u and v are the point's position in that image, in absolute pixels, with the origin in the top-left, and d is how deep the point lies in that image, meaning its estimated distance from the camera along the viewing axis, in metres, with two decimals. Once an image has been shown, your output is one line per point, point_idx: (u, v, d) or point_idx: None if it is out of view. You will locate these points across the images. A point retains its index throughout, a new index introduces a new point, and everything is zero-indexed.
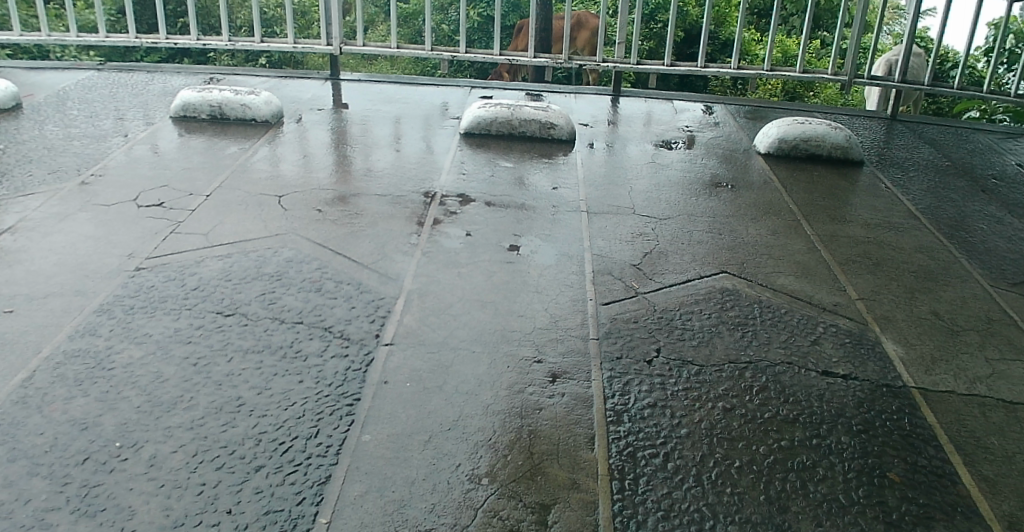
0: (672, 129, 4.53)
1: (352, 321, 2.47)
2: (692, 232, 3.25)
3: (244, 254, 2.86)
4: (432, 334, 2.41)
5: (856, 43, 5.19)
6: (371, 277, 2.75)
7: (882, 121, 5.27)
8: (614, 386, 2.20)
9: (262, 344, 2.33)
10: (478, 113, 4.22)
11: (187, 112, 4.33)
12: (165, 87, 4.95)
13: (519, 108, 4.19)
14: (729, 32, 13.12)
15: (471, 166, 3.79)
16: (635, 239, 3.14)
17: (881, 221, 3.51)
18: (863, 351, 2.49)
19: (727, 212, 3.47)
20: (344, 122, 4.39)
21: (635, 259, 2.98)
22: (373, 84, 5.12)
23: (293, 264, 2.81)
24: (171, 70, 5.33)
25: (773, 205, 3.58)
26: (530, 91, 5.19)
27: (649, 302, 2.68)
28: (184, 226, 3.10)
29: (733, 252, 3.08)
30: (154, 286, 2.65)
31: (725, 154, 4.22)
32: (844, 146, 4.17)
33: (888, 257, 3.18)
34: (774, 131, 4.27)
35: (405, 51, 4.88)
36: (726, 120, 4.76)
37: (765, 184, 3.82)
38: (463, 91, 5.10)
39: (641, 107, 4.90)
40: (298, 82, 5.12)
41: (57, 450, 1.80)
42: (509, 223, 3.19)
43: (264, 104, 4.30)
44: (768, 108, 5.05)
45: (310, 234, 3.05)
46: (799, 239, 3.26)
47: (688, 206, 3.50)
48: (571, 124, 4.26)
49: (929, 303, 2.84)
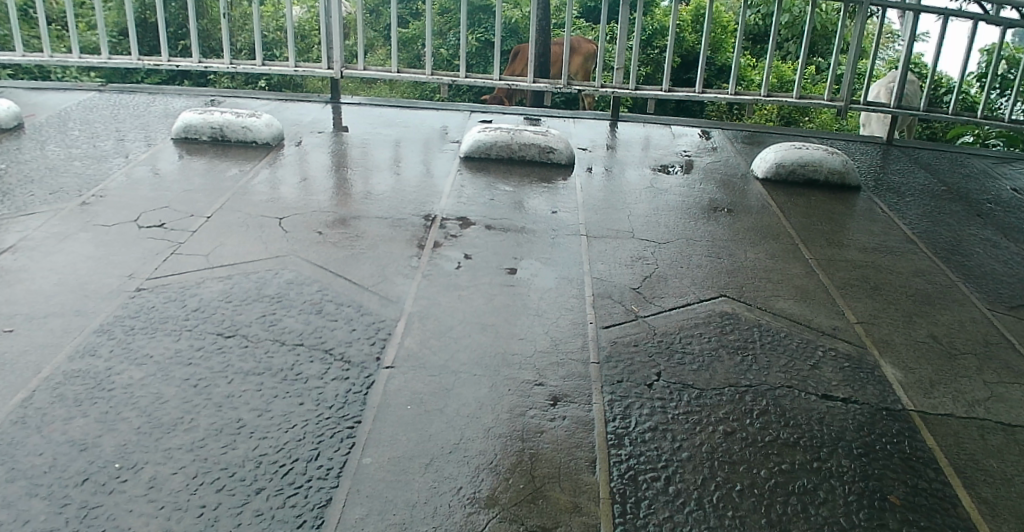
0: (670, 154, 4.55)
1: (353, 343, 2.48)
2: (692, 255, 3.25)
3: (244, 276, 2.87)
4: (432, 358, 2.41)
5: (852, 69, 5.23)
6: (371, 299, 2.75)
7: (878, 146, 5.32)
8: (615, 409, 2.20)
9: (262, 366, 2.33)
10: (478, 137, 4.24)
11: (188, 133, 4.33)
12: (167, 109, 4.96)
13: (518, 132, 4.22)
14: (725, 59, 13.28)
15: (471, 190, 3.80)
16: (634, 263, 3.15)
17: (878, 245, 3.54)
18: (862, 375, 2.50)
19: (725, 236, 3.47)
20: (345, 145, 4.42)
21: (635, 282, 2.98)
22: (373, 107, 5.13)
23: (294, 286, 2.80)
24: (173, 92, 5.33)
25: (770, 230, 3.58)
26: (530, 115, 5.20)
27: (649, 326, 2.68)
28: (185, 247, 3.11)
29: (732, 276, 3.09)
30: (154, 307, 2.66)
31: (722, 179, 4.23)
32: (842, 171, 4.18)
33: (886, 280, 3.20)
34: (772, 156, 4.28)
35: (405, 75, 4.90)
36: (724, 145, 4.80)
37: (763, 208, 3.83)
38: (463, 115, 5.13)
39: (640, 132, 4.93)
40: (299, 105, 5.12)
41: (56, 470, 1.79)
42: (509, 246, 3.19)
43: (264, 126, 4.32)
44: (766, 133, 5.09)
45: (311, 256, 3.04)
46: (797, 262, 3.28)
47: (687, 230, 3.50)
48: (570, 149, 4.28)
49: (927, 326, 2.86)
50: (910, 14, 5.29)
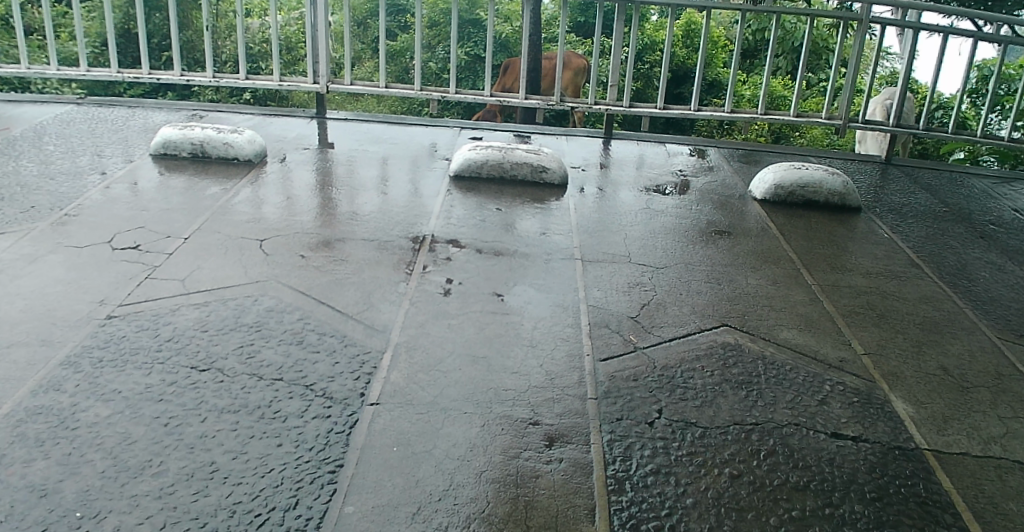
0: (665, 174, 4.32)
1: (336, 378, 2.32)
2: (691, 281, 3.08)
3: (222, 302, 2.71)
4: (421, 394, 2.27)
5: (850, 86, 5.15)
6: (356, 329, 2.58)
7: (876, 165, 5.24)
8: (615, 450, 2.07)
9: (238, 403, 2.19)
10: (468, 155, 4.01)
11: (167, 149, 4.10)
12: (147, 122, 4.76)
13: (511, 151, 3.98)
14: (716, 74, 13.22)
15: (462, 210, 3.63)
16: (632, 290, 2.98)
17: (881, 270, 3.44)
18: (872, 411, 2.38)
19: (724, 261, 3.30)
20: (331, 164, 4.27)
21: (632, 311, 2.83)
22: (361, 123, 4.96)
23: (274, 314, 2.64)
24: (153, 105, 5.06)
25: (771, 253, 3.42)
26: (520, 132, 4.99)
27: (649, 358, 2.54)
28: (161, 270, 2.94)
29: (734, 303, 2.95)
30: (125, 338, 2.50)
31: (719, 198, 4.04)
32: (842, 192, 4.05)
33: (892, 308, 3.10)
34: (770, 177, 4.12)
35: (394, 90, 4.74)
36: (719, 164, 4.57)
37: (762, 231, 3.67)
38: (452, 131, 4.93)
39: (633, 150, 4.71)
40: (283, 120, 4.90)
41: (10, 520, 1.63)
42: (502, 271, 3.04)
43: (247, 142, 4.12)
44: (761, 152, 4.89)
45: (292, 280, 2.88)
46: (801, 287, 3.16)
47: (685, 255, 3.32)
48: (563, 168, 4.05)
49: (936, 357, 2.76)
50: (909, 32, 5.21)
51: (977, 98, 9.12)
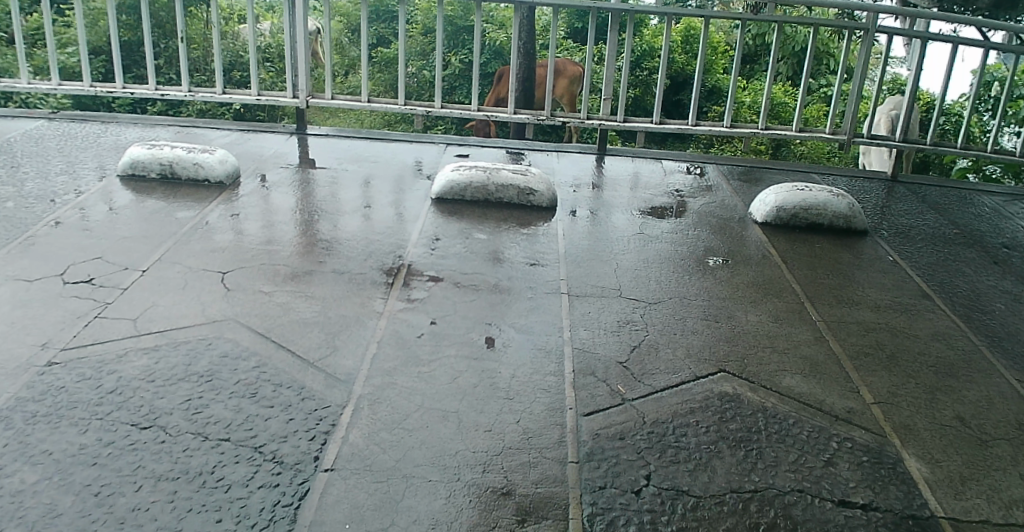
0: (660, 194, 4.08)
1: (289, 438, 2.08)
2: (687, 318, 2.83)
3: (173, 347, 2.48)
4: (382, 457, 2.03)
5: (855, 100, 4.91)
6: (316, 378, 2.34)
7: (882, 181, 5.00)
8: (597, 525, 1.81)
9: (178, 469, 1.93)
10: (451, 176, 3.78)
11: (135, 170, 3.87)
12: (119, 139, 4.54)
13: (496, 172, 3.74)
14: (716, 80, 12.96)
15: (442, 236, 3.39)
16: (621, 329, 2.73)
17: (891, 302, 3.20)
18: (884, 473, 2.14)
19: (723, 293, 3.04)
20: (308, 184, 4.05)
21: (621, 354, 2.58)
22: (343, 140, 4.74)
23: (227, 361, 2.41)
24: (127, 120, 4.84)
25: (773, 284, 3.18)
26: (510, 148, 4.75)
27: (638, 413, 2.30)
28: (112, 308, 2.71)
29: (733, 344, 2.71)
30: (63, 389, 2.27)
31: (718, 221, 3.80)
32: (848, 215, 3.81)
33: (903, 348, 2.87)
34: (771, 198, 3.86)
35: (376, 105, 4.52)
36: (718, 183, 4.33)
37: (764, 258, 3.42)
38: (438, 148, 4.70)
39: (627, 168, 4.48)
40: (262, 136, 4.69)
41: None
42: (481, 308, 2.80)
43: (218, 163, 3.89)
44: (763, 170, 4.65)
45: (252, 320, 2.64)
46: (806, 325, 2.92)
47: (681, 286, 3.05)
48: (552, 190, 3.81)
49: (952, 405, 2.52)
50: (917, 42, 4.94)
51: (980, 105, 8.87)
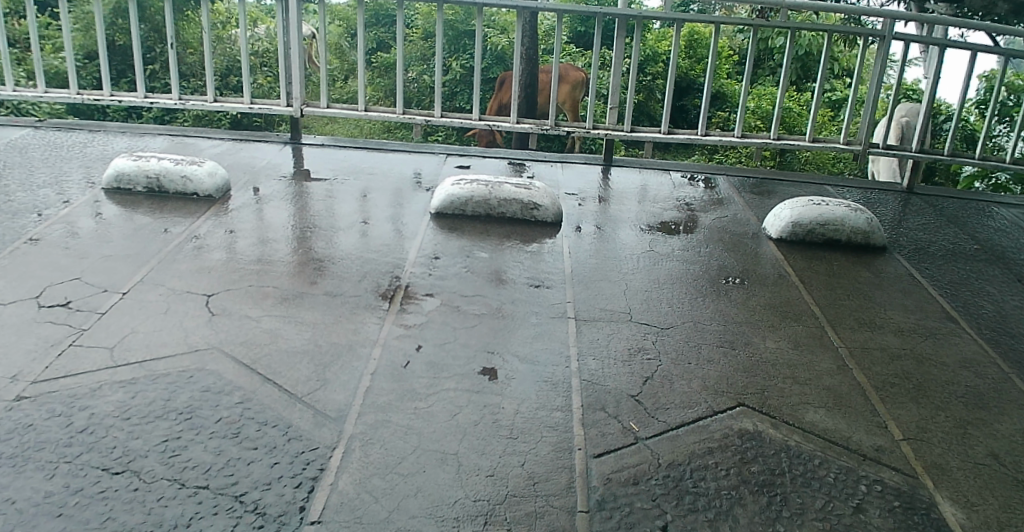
0: (669, 208, 3.91)
1: (273, 485, 1.88)
2: (701, 345, 2.65)
3: (152, 381, 2.30)
4: (375, 507, 1.82)
5: (871, 110, 4.72)
6: (304, 417, 2.16)
7: (897, 193, 4.82)
8: None
9: (150, 522, 1.71)
10: (451, 190, 3.60)
11: (120, 183, 3.69)
12: (106, 149, 4.36)
13: (498, 186, 3.57)
14: (720, 85, 12.78)
15: (441, 255, 3.21)
16: (632, 357, 2.55)
17: (916, 326, 3.02)
18: (918, 519, 1.95)
19: (739, 317, 2.87)
20: (302, 196, 3.87)
21: (633, 387, 2.40)
22: (339, 150, 4.57)
23: (209, 397, 2.23)
24: (115, 128, 4.67)
25: (791, 307, 3.01)
26: (512, 159, 4.58)
27: (652, 454, 2.12)
28: (88, 335, 2.53)
29: (752, 374, 2.54)
30: (31, 427, 2.07)
31: (731, 238, 3.62)
32: (866, 230, 3.63)
33: (931, 377, 2.69)
34: (787, 212, 3.68)
35: (373, 114, 4.35)
36: (729, 196, 4.16)
37: (781, 278, 3.25)
38: (438, 158, 4.53)
39: (635, 180, 4.31)
40: (254, 145, 4.52)
41: None
42: (482, 335, 2.61)
43: (207, 175, 3.70)
44: (774, 182, 4.48)
45: (236, 350, 2.47)
46: (828, 352, 2.74)
47: (694, 309, 2.87)
48: (557, 204, 3.63)
49: (986, 442, 2.33)
50: (936, 49, 4.74)
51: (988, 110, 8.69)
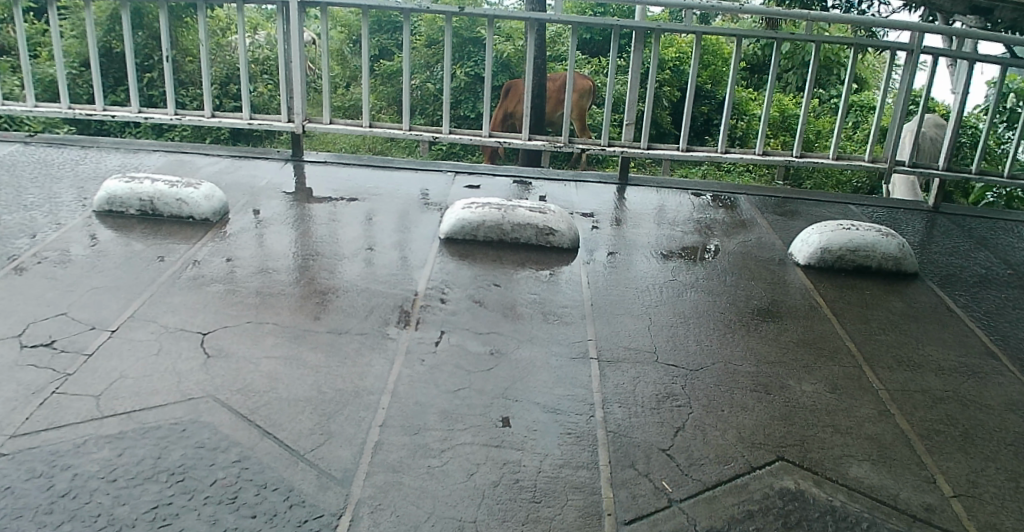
0: (689, 232, 3.73)
1: None
2: (734, 391, 2.45)
3: (141, 436, 2.08)
4: None
5: (898, 127, 4.55)
6: (308, 478, 1.93)
7: (923, 213, 4.63)
8: None
9: None
10: (462, 214, 3.42)
11: (112, 206, 3.50)
12: (99, 166, 4.17)
13: (511, 210, 3.38)
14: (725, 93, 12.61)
15: (453, 286, 3.01)
16: (662, 405, 2.35)
17: (956, 366, 2.81)
18: None
19: (772, 356, 2.68)
20: (304, 218, 3.69)
21: (664, 440, 2.19)
22: (343, 168, 4.39)
23: (204, 455, 2.01)
24: (108, 144, 4.47)
25: (824, 344, 2.82)
26: (522, 177, 4.40)
27: (689, 519, 1.86)
28: (74, 382, 2.32)
29: (789, 424, 2.33)
30: (7, 491, 1.83)
31: (756, 264, 3.44)
32: (898, 257, 3.46)
33: (977, 423, 2.46)
34: (815, 238, 3.51)
35: (379, 131, 4.17)
36: (751, 218, 3.98)
37: (812, 311, 3.06)
38: (446, 176, 4.35)
39: (652, 201, 4.12)
40: (254, 163, 4.33)
41: None
42: (500, 379, 2.40)
43: (203, 198, 3.51)
44: (796, 203, 4.30)
45: (233, 400, 2.26)
46: (867, 398, 2.54)
47: (724, 348, 2.69)
48: (574, 229, 3.45)
49: None
50: (964, 63, 4.56)
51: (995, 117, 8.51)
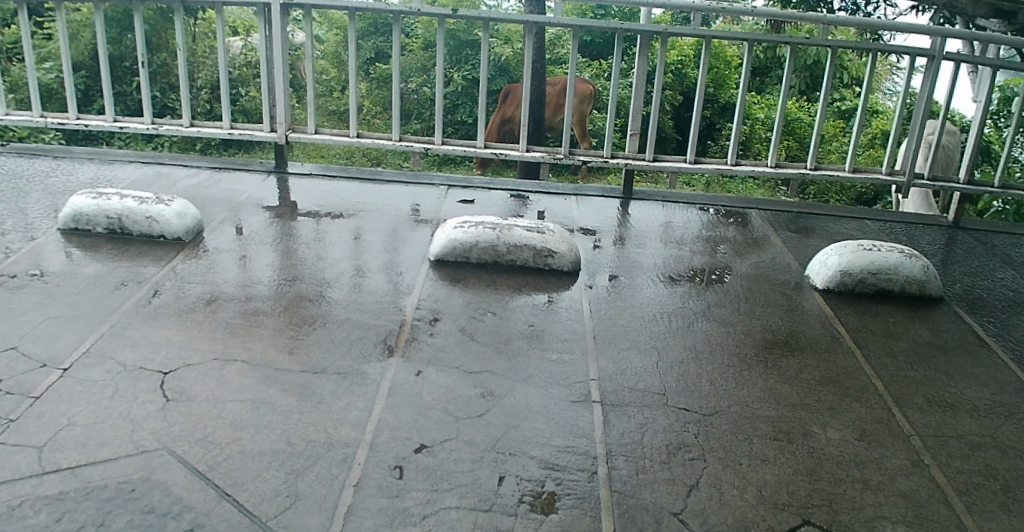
0: (698, 252, 3.48)
1: None
2: (751, 441, 2.18)
3: (83, 498, 1.80)
4: None
5: (918, 137, 4.28)
6: None
7: (943, 228, 4.36)
8: None
9: None
10: (454, 234, 3.17)
11: (78, 223, 3.25)
12: (70, 178, 3.91)
13: (506, 230, 3.14)
14: (728, 96, 12.34)
15: (442, 315, 2.75)
16: (671, 458, 2.07)
17: (995, 405, 2.51)
18: None
19: (792, 399, 2.41)
20: (286, 236, 3.43)
21: (675, 501, 1.90)
22: (330, 181, 4.14)
23: (152, 523, 1.72)
24: (82, 155, 4.22)
25: (848, 383, 2.55)
26: (520, 191, 4.16)
27: None
28: (13, 431, 2.05)
29: (814, 478, 2.04)
30: None
31: (771, 288, 3.19)
32: (924, 280, 3.20)
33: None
34: (835, 259, 3.25)
35: (367, 142, 3.92)
36: (764, 236, 3.73)
37: (833, 343, 2.79)
38: (439, 190, 4.10)
39: (657, 217, 3.87)
40: (235, 175, 4.09)
41: None
42: (492, 428, 2.13)
43: (176, 216, 3.25)
44: (810, 219, 4.05)
45: (192, 455, 1.99)
46: (898, 446, 2.24)
47: (738, 389, 2.43)
48: (574, 250, 3.19)
49: None
50: (987, 69, 4.29)
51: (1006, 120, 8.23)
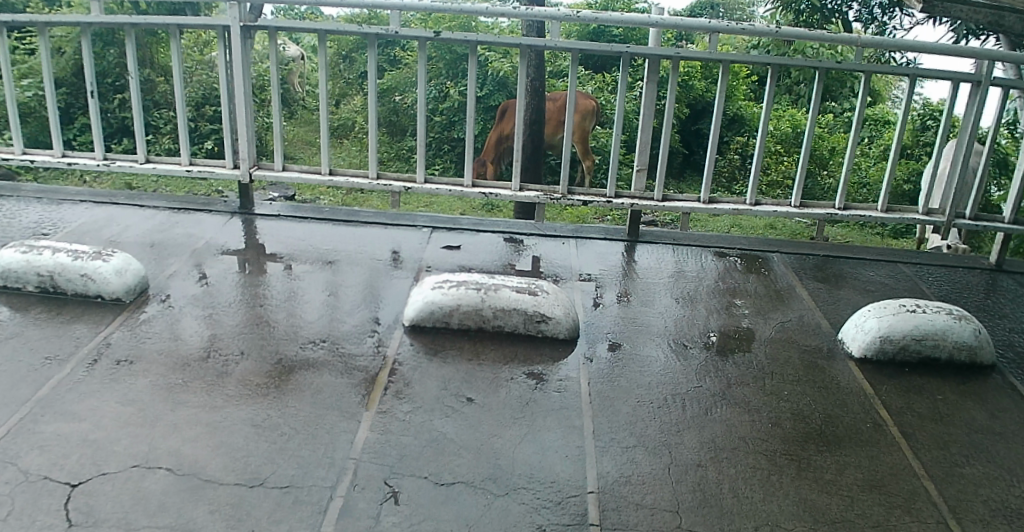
0: (713, 310, 3.07)
1: None
2: None
3: None
4: None
5: (962, 173, 3.79)
6: None
7: (984, 272, 3.92)
8: None
9: None
10: (433, 295, 2.76)
11: (7, 281, 2.87)
12: (11, 221, 3.51)
13: (493, 291, 2.73)
14: (737, 108, 11.95)
15: (416, 403, 2.32)
16: None
17: None
18: None
19: (831, 514, 1.96)
20: (247, 291, 3.03)
21: None
22: (304, 223, 3.75)
23: None
24: (31, 194, 3.83)
25: (896, 488, 2.10)
26: (514, 233, 3.76)
27: None
28: None
29: None
30: None
31: (799, 357, 2.78)
32: (974, 347, 2.77)
33: None
34: (872, 323, 2.83)
35: (343, 181, 3.54)
36: (787, 289, 3.31)
37: (875, 434, 2.36)
38: (424, 233, 3.71)
39: (666, 266, 3.46)
40: (197, 218, 3.69)
41: None
42: None
43: (115, 273, 2.85)
44: (837, 266, 3.63)
45: None
46: None
47: (764, 501, 1.98)
48: (571, 313, 2.79)
49: None
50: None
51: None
